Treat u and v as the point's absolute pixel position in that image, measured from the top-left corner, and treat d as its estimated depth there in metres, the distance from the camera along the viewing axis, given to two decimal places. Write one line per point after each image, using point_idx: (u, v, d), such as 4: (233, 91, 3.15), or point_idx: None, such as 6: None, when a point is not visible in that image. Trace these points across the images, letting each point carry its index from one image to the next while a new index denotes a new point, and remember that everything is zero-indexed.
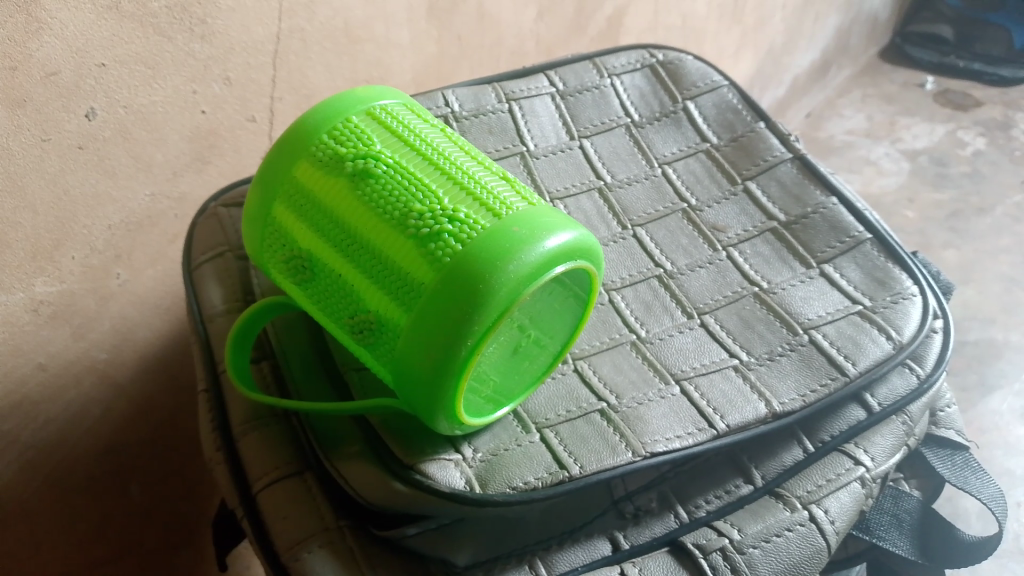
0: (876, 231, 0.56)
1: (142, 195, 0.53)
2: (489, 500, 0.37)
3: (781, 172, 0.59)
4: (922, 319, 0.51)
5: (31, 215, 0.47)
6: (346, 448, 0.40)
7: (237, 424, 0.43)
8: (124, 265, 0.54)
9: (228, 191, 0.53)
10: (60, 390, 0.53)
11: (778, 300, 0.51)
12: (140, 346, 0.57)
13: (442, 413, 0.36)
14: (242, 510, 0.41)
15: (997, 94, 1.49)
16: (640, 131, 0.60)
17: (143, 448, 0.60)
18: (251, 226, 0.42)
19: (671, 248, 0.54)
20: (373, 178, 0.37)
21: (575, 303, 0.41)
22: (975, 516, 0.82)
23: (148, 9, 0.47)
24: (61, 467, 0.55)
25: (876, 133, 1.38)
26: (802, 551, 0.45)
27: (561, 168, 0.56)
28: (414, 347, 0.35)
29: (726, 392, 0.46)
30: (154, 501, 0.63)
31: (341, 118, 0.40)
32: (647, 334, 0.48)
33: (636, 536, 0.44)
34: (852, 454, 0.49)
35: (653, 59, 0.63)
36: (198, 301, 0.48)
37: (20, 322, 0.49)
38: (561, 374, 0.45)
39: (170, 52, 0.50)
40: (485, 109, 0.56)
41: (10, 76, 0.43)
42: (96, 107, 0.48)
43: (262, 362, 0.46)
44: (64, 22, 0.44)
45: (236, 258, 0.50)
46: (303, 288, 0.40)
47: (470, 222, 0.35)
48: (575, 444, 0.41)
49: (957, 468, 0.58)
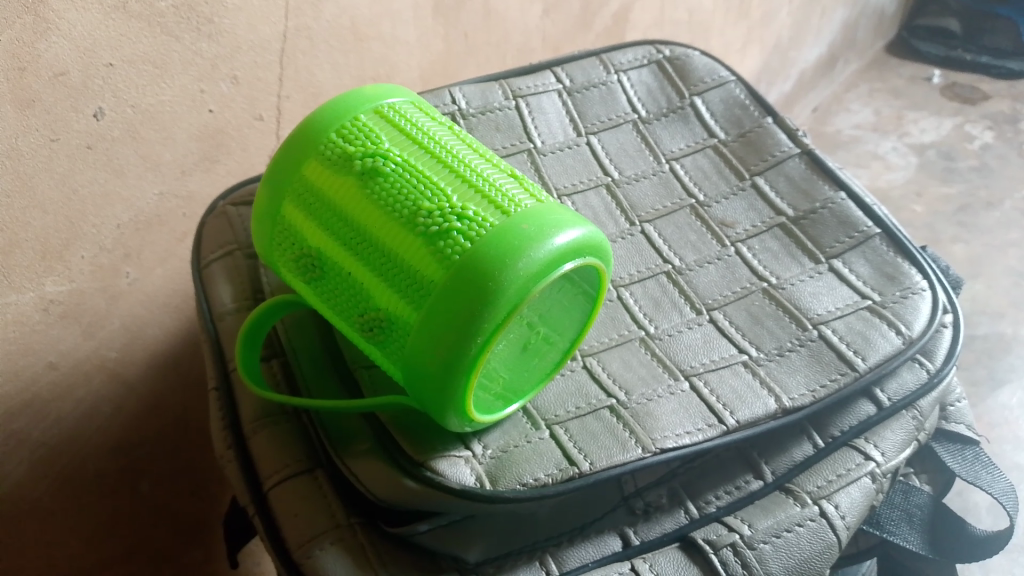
0: (885, 226, 0.55)
1: (150, 194, 0.53)
2: (500, 497, 0.38)
3: (789, 167, 0.59)
4: (933, 314, 0.51)
5: (41, 214, 0.47)
6: (357, 445, 0.40)
7: (248, 423, 0.43)
8: (133, 264, 0.54)
9: (236, 191, 0.53)
10: (70, 388, 0.53)
11: (788, 295, 0.51)
12: (149, 345, 0.57)
13: (452, 409, 0.36)
14: (254, 508, 0.41)
15: (1005, 87, 1.48)
16: (647, 127, 0.60)
17: (153, 447, 0.61)
18: (261, 226, 0.42)
19: (679, 245, 0.54)
20: (382, 176, 0.37)
21: (584, 299, 0.41)
22: (985, 511, 0.82)
23: (156, 9, 0.48)
24: (71, 466, 0.55)
25: (884, 127, 1.38)
26: (813, 547, 0.45)
27: (569, 165, 0.56)
28: (424, 345, 0.35)
29: (736, 388, 0.45)
30: (164, 499, 0.63)
31: (350, 116, 0.40)
32: (656, 330, 0.48)
33: (646, 531, 0.44)
34: (862, 449, 0.49)
35: (659, 55, 0.63)
36: (208, 300, 0.48)
37: (30, 321, 0.49)
38: (570, 371, 0.45)
39: (178, 51, 0.50)
40: (492, 106, 0.56)
41: (18, 77, 0.43)
42: (104, 107, 0.48)
43: (272, 360, 0.46)
44: (73, 22, 0.44)
45: (246, 256, 0.50)
46: (314, 286, 0.40)
47: (479, 219, 0.35)
48: (585, 440, 0.41)
49: (967, 462, 0.58)
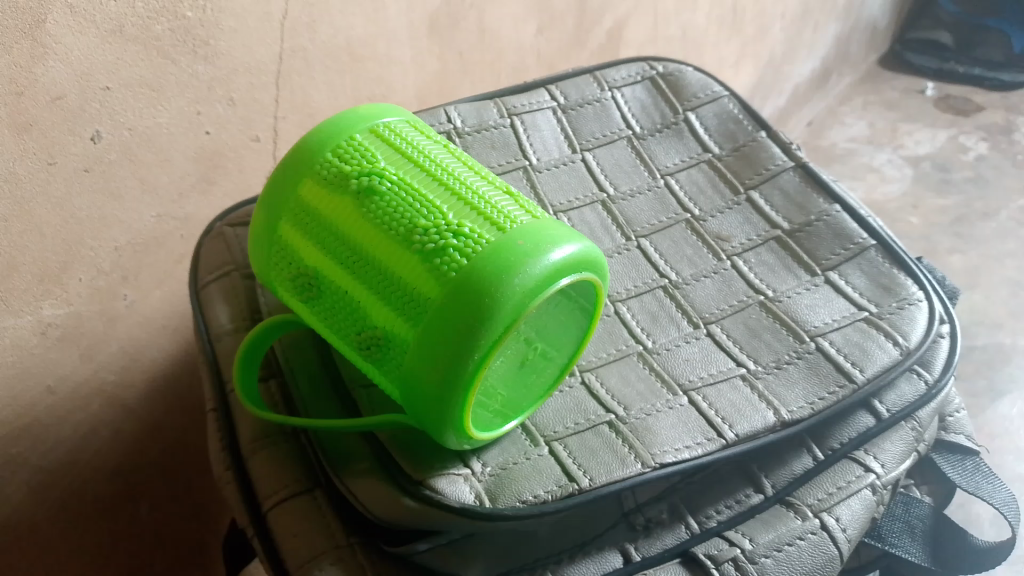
0: (881, 238, 0.55)
1: (147, 216, 0.53)
2: (500, 514, 0.37)
3: (783, 181, 0.59)
4: (929, 325, 0.51)
5: (38, 238, 0.48)
6: (354, 464, 0.40)
7: (247, 443, 0.43)
8: (131, 287, 0.54)
9: (233, 211, 0.53)
10: (69, 411, 0.53)
11: (784, 308, 0.51)
12: (147, 367, 0.57)
13: (450, 427, 0.36)
14: (254, 528, 0.41)
15: (998, 98, 1.49)
16: (642, 143, 0.60)
17: (150, 470, 0.60)
18: (258, 245, 0.42)
19: (675, 259, 0.54)
20: (378, 195, 0.38)
21: (581, 314, 0.41)
22: (988, 522, 0.82)
23: (152, 32, 0.48)
24: (69, 491, 0.55)
25: (878, 139, 1.38)
26: (814, 560, 0.45)
27: (564, 182, 0.56)
28: (422, 362, 0.35)
29: (734, 401, 0.45)
30: (163, 521, 0.63)
31: (345, 135, 0.41)
32: (653, 345, 0.48)
33: (647, 547, 0.43)
34: (862, 461, 0.49)
35: (653, 71, 0.64)
36: (206, 321, 0.48)
37: (29, 344, 0.49)
38: (568, 387, 0.45)
39: (174, 74, 0.50)
40: (487, 124, 0.56)
41: (16, 101, 0.43)
42: (102, 130, 0.48)
43: (270, 380, 0.46)
44: (69, 46, 0.45)
45: (243, 277, 0.50)
46: (311, 306, 0.40)
47: (475, 236, 0.35)
48: (584, 456, 0.41)
49: (968, 473, 0.58)
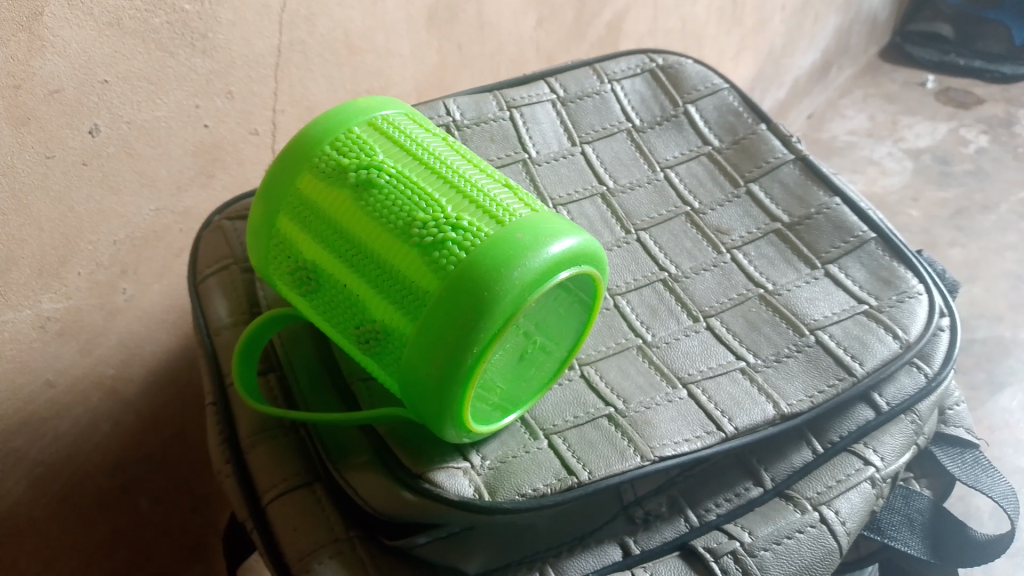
0: (881, 231, 0.55)
1: (146, 210, 0.53)
2: (500, 507, 0.37)
3: (783, 173, 0.59)
4: (929, 318, 0.51)
5: (37, 231, 0.48)
6: (354, 458, 0.40)
7: (246, 437, 0.43)
8: (130, 280, 0.54)
9: (232, 205, 0.53)
10: (68, 404, 0.53)
11: (784, 301, 0.51)
12: (147, 360, 0.57)
13: (450, 421, 0.36)
14: (253, 521, 0.41)
15: (998, 91, 1.49)
16: (641, 136, 0.60)
17: (151, 464, 0.61)
18: (256, 239, 0.42)
19: (675, 252, 0.54)
20: (377, 188, 0.37)
21: (581, 307, 0.41)
22: (987, 515, 0.82)
23: (150, 25, 0.48)
24: (70, 484, 0.55)
25: (879, 132, 1.38)
26: (814, 552, 0.45)
27: (564, 175, 0.56)
28: (421, 355, 0.35)
29: (733, 394, 0.45)
30: (164, 513, 0.63)
31: (343, 128, 0.40)
32: (653, 338, 0.48)
33: (646, 540, 0.44)
34: (861, 454, 0.49)
35: (653, 64, 0.64)
36: (205, 314, 0.48)
37: (28, 338, 0.49)
38: (568, 381, 0.45)
39: (173, 67, 0.50)
40: (487, 117, 0.56)
41: (14, 95, 0.43)
42: (100, 124, 0.48)
43: (269, 373, 0.45)
44: (67, 39, 0.44)
45: (242, 271, 0.50)
46: (309, 299, 0.40)
47: (474, 229, 0.35)
48: (584, 450, 0.41)
49: (967, 466, 0.58)
